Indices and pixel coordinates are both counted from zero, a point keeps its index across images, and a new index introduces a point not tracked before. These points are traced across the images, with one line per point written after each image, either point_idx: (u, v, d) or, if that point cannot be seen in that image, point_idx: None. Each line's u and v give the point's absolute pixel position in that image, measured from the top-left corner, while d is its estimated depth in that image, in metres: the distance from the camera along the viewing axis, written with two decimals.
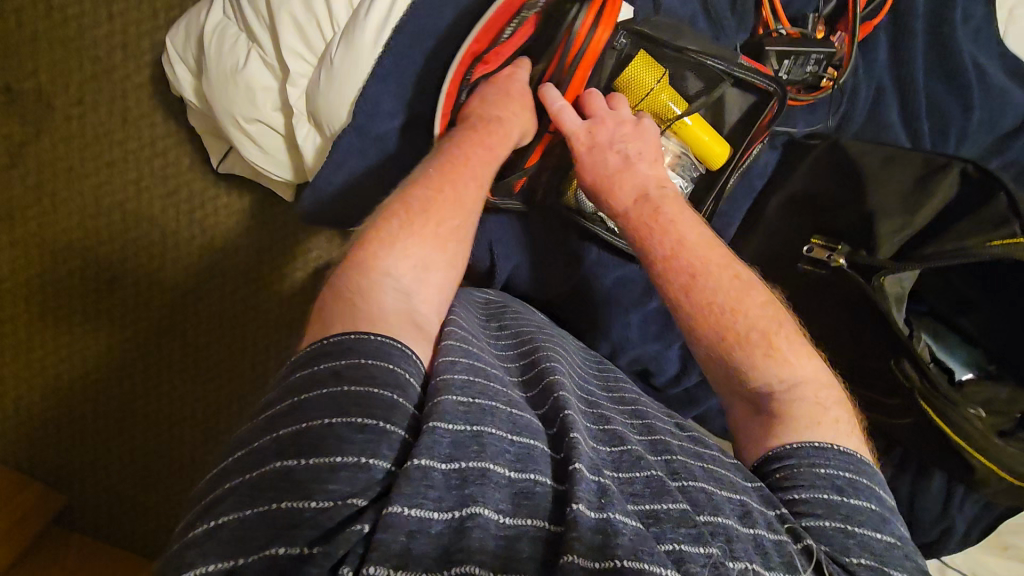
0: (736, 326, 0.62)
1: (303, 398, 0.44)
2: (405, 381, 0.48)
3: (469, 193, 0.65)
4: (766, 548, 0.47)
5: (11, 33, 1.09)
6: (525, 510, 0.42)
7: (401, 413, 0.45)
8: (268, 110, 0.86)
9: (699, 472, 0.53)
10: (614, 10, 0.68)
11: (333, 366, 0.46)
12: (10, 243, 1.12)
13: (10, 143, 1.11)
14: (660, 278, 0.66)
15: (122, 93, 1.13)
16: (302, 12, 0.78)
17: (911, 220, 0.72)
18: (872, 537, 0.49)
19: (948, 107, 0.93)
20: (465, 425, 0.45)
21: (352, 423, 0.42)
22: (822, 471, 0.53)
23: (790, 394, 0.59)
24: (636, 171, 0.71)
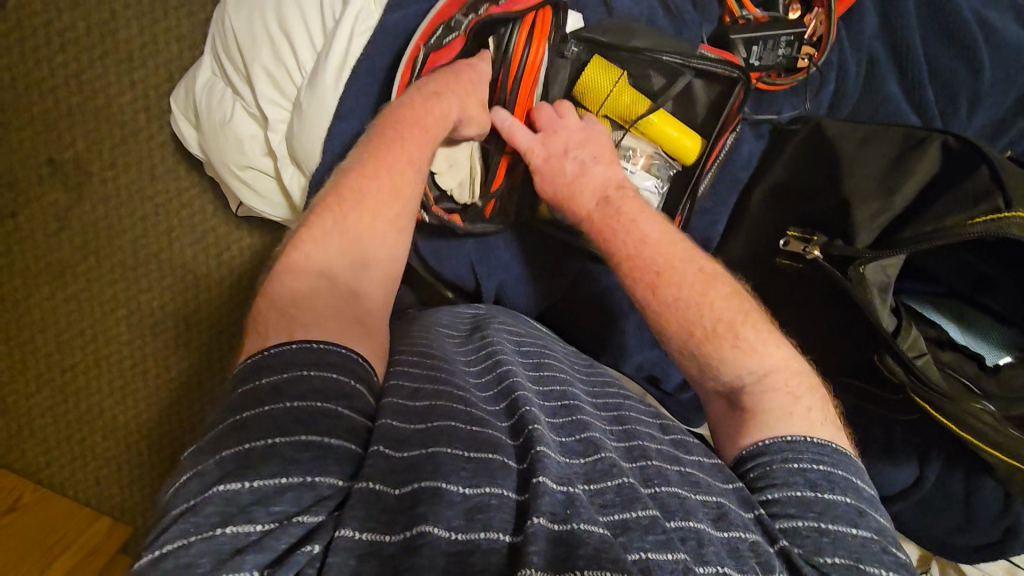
0: (702, 322, 0.59)
1: (248, 418, 0.43)
2: (350, 391, 0.47)
3: (407, 181, 0.65)
4: (740, 551, 0.43)
5: (51, 111, 1.21)
6: (479, 523, 0.40)
7: (344, 425, 0.45)
8: (257, 156, 0.90)
9: (673, 478, 0.49)
10: (546, 28, 0.69)
11: (274, 380, 0.46)
12: (66, 297, 1.25)
13: (60, 210, 1.23)
14: (626, 279, 0.64)
15: (149, 152, 1.23)
16: (272, 63, 0.82)
17: (888, 204, 0.67)
18: (846, 533, 0.45)
19: (955, 72, 0.86)
20: (420, 448, 0.45)
21: (296, 442, 0.42)
22: (794, 466, 0.50)
23: (760, 386, 0.56)
24: (593, 175, 0.70)
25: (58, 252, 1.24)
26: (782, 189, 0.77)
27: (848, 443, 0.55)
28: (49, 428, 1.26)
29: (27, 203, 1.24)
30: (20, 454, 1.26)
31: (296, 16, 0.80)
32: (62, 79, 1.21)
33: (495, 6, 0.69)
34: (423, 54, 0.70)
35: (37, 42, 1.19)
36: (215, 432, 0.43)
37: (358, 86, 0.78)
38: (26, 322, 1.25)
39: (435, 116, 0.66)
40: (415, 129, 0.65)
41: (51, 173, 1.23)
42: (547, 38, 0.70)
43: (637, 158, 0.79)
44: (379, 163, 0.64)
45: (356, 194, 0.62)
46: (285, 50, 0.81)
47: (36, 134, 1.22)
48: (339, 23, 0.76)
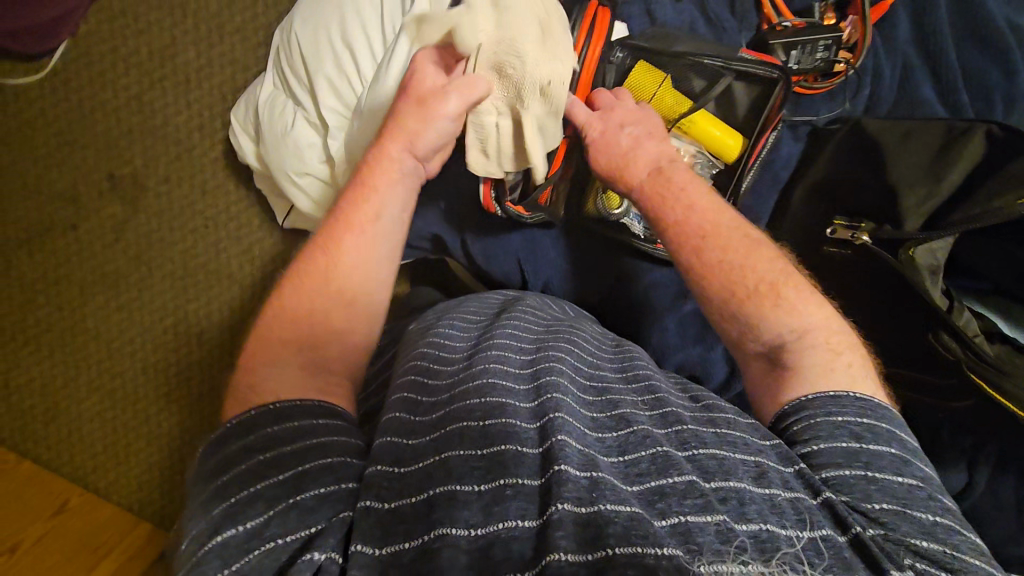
0: (746, 281, 0.61)
1: (230, 477, 0.48)
2: (310, 426, 0.52)
3: (356, 249, 0.67)
4: (782, 508, 0.45)
5: (114, 130, 1.31)
6: (497, 516, 0.43)
7: (309, 454, 0.49)
8: (314, 162, 0.95)
9: (709, 439, 0.52)
10: (603, 27, 0.73)
11: (241, 442, 0.50)
12: (118, 306, 1.32)
13: (115, 223, 1.31)
14: (672, 242, 0.66)
15: (201, 167, 1.30)
16: (335, 73, 0.88)
17: (937, 189, 0.70)
18: (892, 481, 0.47)
19: (989, 75, 0.89)
20: (432, 457, 0.48)
21: (273, 482, 0.47)
22: (838, 420, 0.52)
23: (801, 342, 0.59)
24: (646, 148, 0.72)
25: (114, 262, 1.31)
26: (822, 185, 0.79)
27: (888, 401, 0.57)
28: (98, 434, 1.31)
29: (86, 216, 1.31)
30: (71, 462, 1.31)
31: (359, 31, 0.86)
32: (125, 100, 1.30)
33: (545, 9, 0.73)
34: None
35: (105, 67, 1.29)
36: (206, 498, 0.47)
37: None
38: (82, 333, 1.32)
39: (387, 173, 0.70)
40: (362, 195, 0.69)
41: (111, 187, 1.31)
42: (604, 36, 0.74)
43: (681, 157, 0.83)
44: (327, 237, 0.67)
45: (308, 267, 0.66)
46: (347, 61, 0.87)
47: (99, 152, 1.31)
48: (398, 35, 0.82)
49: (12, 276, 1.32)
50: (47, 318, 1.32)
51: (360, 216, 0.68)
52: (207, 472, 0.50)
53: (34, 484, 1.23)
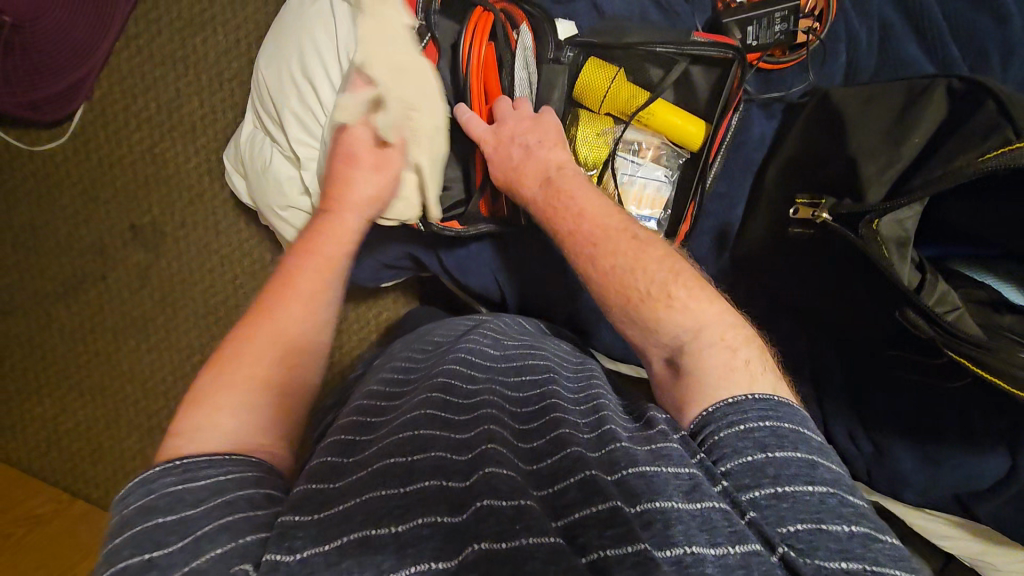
0: (637, 284, 0.60)
1: (129, 537, 0.41)
2: (226, 481, 0.45)
3: (295, 313, 0.60)
4: (713, 521, 0.42)
5: (131, 183, 1.39)
6: (410, 558, 0.39)
7: (210, 514, 0.42)
8: (295, 195, 0.98)
9: (641, 455, 0.47)
10: (484, 27, 0.75)
11: (144, 501, 0.43)
12: (149, 349, 1.39)
13: (140, 270, 1.39)
14: (570, 256, 0.66)
15: (211, 209, 1.37)
16: (301, 109, 0.91)
17: (897, 153, 0.63)
18: (803, 492, 0.43)
19: (980, 26, 0.81)
20: (343, 504, 0.43)
21: (171, 550, 0.40)
22: (742, 429, 0.47)
23: (696, 343, 0.56)
24: (536, 158, 0.71)
25: (141, 307, 1.39)
26: (793, 163, 0.74)
27: (792, 396, 0.54)
28: (138, 471, 1.39)
29: (112, 266, 1.40)
30: (116, 497, 1.40)
31: (317, 66, 0.89)
32: (139, 154, 1.38)
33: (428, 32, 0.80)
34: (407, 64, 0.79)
35: (118, 126, 1.38)
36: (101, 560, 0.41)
37: None
38: (116, 375, 1.40)
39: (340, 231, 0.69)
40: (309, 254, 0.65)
41: (133, 237, 1.39)
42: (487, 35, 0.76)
43: (643, 150, 0.81)
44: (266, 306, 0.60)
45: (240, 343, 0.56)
46: (311, 96, 0.90)
47: (119, 205, 1.39)
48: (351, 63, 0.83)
49: (52, 327, 1.42)
50: (86, 363, 1.41)
51: (296, 287, 0.61)
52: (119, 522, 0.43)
53: (87, 521, 1.31)
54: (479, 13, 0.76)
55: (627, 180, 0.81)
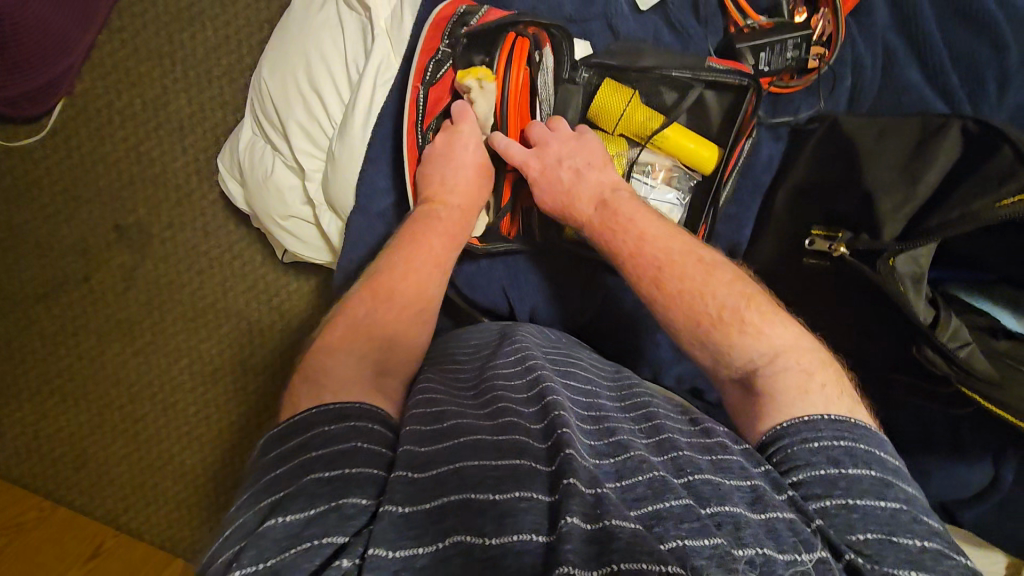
0: (708, 309, 0.61)
1: (281, 471, 0.45)
2: (367, 429, 0.49)
3: (425, 267, 0.70)
4: (778, 531, 0.42)
5: (116, 182, 1.34)
6: (510, 528, 0.39)
7: (355, 455, 0.46)
8: (298, 206, 0.97)
9: (705, 465, 0.49)
10: (522, 53, 0.76)
11: (301, 439, 0.47)
12: (136, 351, 1.35)
13: (126, 270, 1.34)
14: (632, 276, 0.67)
15: (201, 211, 1.33)
16: (306, 120, 0.89)
17: (915, 191, 0.65)
18: (875, 506, 0.44)
19: (979, 55, 0.83)
20: (442, 466, 0.45)
21: (320, 479, 0.43)
22: (816, 446, 0.49)
23: (774, 367, 0.56)
24: (587, 180, 0.73)
25: (128, 310, 1.35)
26: (804, 189, 0.76)
27: (869, 418, 0.54)
28: (124, 476, 1.34)
29: (98, 267, 1.35)
30: (102, 502, 1.34)
31: (324, 75, 0.87)
32: (123, 151, 1.34)
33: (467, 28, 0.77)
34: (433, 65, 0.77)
35: (101, 123, 1.33)
36: (259, 485, 0.45)
37: (379, 135, 0.83)
38: (105, 379, 1.36)
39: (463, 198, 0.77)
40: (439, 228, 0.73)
41: (119, 236, 1.34)
42: (524, 61, 0.76)
43: (656, 173, 0.82)
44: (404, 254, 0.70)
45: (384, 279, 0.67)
46: (317, 108, 0.88)
47: (104, 205, 1.34)
48: (363, 75, 0.82)
49: (32, 331, 1.37)
50: (69, 367, 1.36)
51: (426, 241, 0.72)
52: (263, 467, 0.47)
53: (70, 529, 1.27)
54: (513, 38, 0.76)
55: None
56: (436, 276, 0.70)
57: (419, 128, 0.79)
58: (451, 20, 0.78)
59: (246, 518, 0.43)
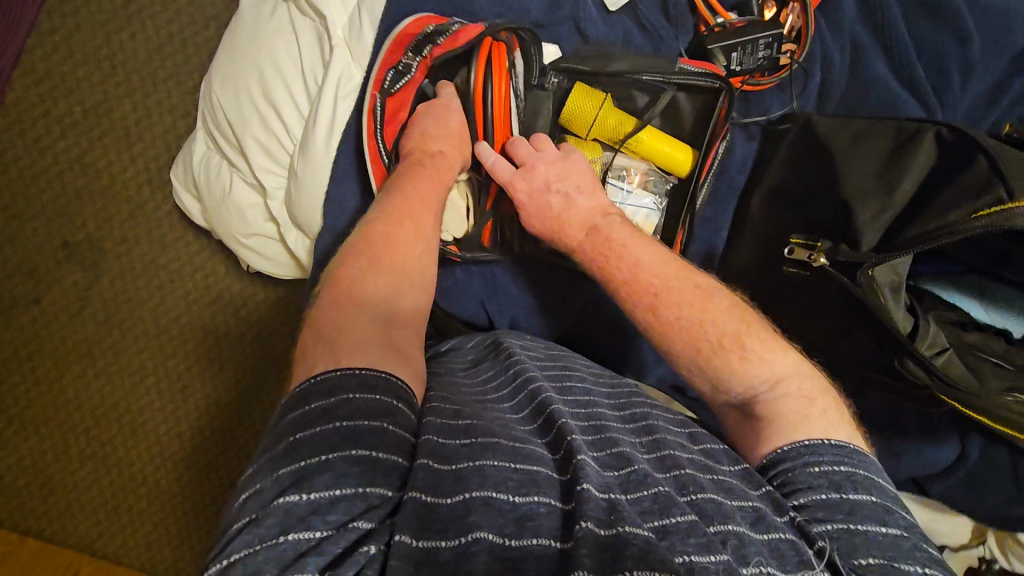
0: (707, 336, 0.61)
1: (298, 441, 0.41)
2: (394, 408, 0.45)
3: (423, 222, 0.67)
4: (782, 551, 0.43)
5: (61, 195, 1.25)
6: (530, 530, 0.38)
7: (385, 438, 0.42)
8: (261, 223, 0.92)
9: (707, 484, 0.47)
10: (501, 62, 0.73)
11: (322, 404, 0.43)
12: (97, 373, 1.24)
13: (80, 290, 1.24)
14: (626, 301, 0.66)
15: (159, 223, 1.25)
16: (264, 136, 0.84)
17: (890, 202, 0.64)
18: (876, 532, 0.44)
19: (943, 48, 0.83)
20: (465, 463, 0.42)
21: (346, 457, 0.40)
22: (817, 470, 0.49)
23: (775, 393, 0.56)
24: (578, 207, 0.72)
25: (84, 330, 1.24)
26: (780, 191, 0.76)
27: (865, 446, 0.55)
28: (93, 499, 1.25)
29: (46, 287, 1.25)
30: (74, 528, 1.25)
31: (280, 89, 0.82)
32: (67, 164, 1.24)
33: (437, 45, 0.72)
34: (392, 75, 0.73)
35: (41, 133, 1.24)
36: (269, 456, 0.41)
37: (346, 151, 0.78)
38: (63, 403, 1.25)
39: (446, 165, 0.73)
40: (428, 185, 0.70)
41: (68, 254, 1.25)
42: (505, 70, 0.74)
43: (632, 176, 0.81)
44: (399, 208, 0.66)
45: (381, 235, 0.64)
46: (275, 122, 0.83)
47: (51, 221, 1.25)
48: (322, 87, 0.77)
49: None
50: (26, 393, 1.25)
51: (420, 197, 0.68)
52: (277, 433, 0.43)
53: (39, 559, 1.18)
54: (490, 46, 0.73)
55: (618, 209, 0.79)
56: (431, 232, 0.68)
57: (379, 134, 0.74)
58: (415, 38, 0.73)
59: (264, 481, 0.39)
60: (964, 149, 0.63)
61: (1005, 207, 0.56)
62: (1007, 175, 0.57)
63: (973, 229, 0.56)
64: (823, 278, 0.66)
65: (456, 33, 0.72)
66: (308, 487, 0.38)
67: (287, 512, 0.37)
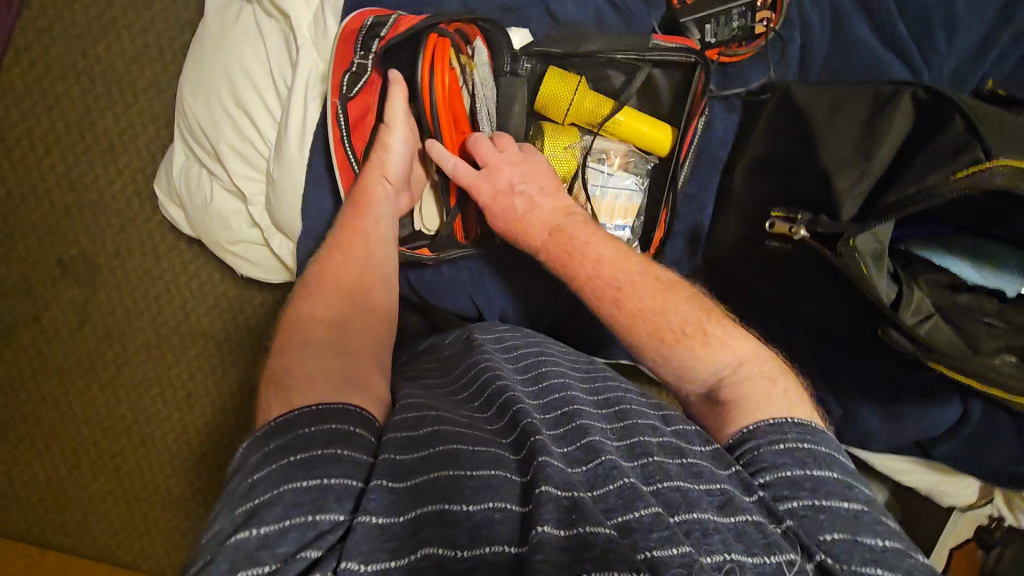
0: (670, 323, 0.61)
1: (261, 475, 0.42)
2: (351, 433, 0.46)
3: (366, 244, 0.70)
4: (749, 535, 0.42)
5: (51, 213, 1.23)
6: (483, 539, 0.38)
7: (339, 464, 0.42)
8: (245, 229, 0.91)
9: (675, 471, 0.47)
10: (446, 56, 0.70)
11: (279, 441, 0.44)
12: (101, 387, 1.25)
13: (77, 306, 1.24)
14: (590, 295, 0.66)
15: (149, 234, 1.23)
16: (239, 141, 0.84)
17: (869, 167, 0.63)
18: (839, 507, 0.45)
19: (925, 5, 0.81)
20: (422, 475, 0.42)
21: (298, 487, 0.40)
22: (781, 447, 0.49)
23: (736, 374, 0.57)
24: (541, 208, 0.71)
25: (85, 345, 1.25)
26: (762, 163, 0.74)
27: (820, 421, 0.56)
28: (110, 510, 1.27)
29: (45, 305, 1.24)
30: (94, 539, 1.27)
31: (251, 93, 0.82)
32: (53, 181, 1.23)
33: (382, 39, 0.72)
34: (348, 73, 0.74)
35: (25, 151, 1.22)
36: (228, 500, 0.42)
37: (319, 152, 0.78)
38: (70, 418, 1.26)
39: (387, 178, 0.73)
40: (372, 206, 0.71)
41: (63, 272, 1.24)
42: (450, 64, 0.70)
43: (611, 159, 0.80)
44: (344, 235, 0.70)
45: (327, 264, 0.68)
46: (249, 127, 0.83)
47: (44, 239, 1.23)
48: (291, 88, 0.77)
49: None
50: (34, 410, 1.25)
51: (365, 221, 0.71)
52: (242, 468, 0.44)
53: None
54: (434, 39, 0.70)
55: (599, 192, 0.79)
56: (377, 253, 0.70)
57: (346, 139, 0.75)
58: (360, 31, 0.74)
59: (222, 523, 0.40)
60: (947, 111, 0.62)
61: (981, 167, 0.55)
62: (981, 135, 0.57)
63: (950, 190, 0.55)
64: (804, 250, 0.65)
65: (396, 24, 0.73)
66: (259, 524, 0.38)
67: (237, 550, 0.37)
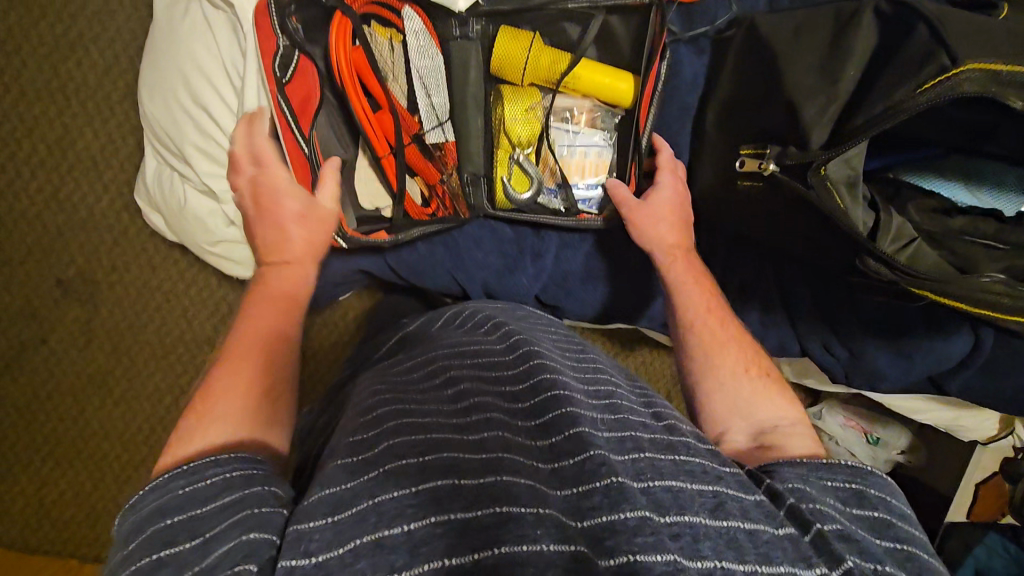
0: (758, 360, 0.67)
1: (138, 541, 0.41)
2: (241, 478, 0.46)
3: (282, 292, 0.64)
4: (739, 540, 0.41)
5: (43, 235, 1.23)
6: (423, 558, 0.37)
7: (214, 517, 0.43)
8: (223, 229, 0.90)
9: (666, 467, 0.46)
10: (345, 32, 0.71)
11: (153, 504, 0.44)
12: (116, 403, 1.27)
13: (81, 327, 1.25)
14: (686, 311, 0.70)
15: (143, 246, 1.24)
16: (203, 140, 0.83)
17: (836, 92, 0.60)
18: (872, 542, 0.45)
19: None
20: (364, 501, 0.42)
21: (182, 549, 0.40)
22: (828, 482, 0.50)
23: (791, 426, 0.62)
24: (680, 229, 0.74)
25: (95, 363, 1.26)
26: (731, 104, 0.71)
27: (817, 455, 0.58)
28: None
29: (51, 330, 1.25)
30: None
31: (208, 90, 0.81)
32: (41, 205, 1.22)
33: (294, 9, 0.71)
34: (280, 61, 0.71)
35: (8, 177, 1.21)
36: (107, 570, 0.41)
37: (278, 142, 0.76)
38: (89, 437, 1.27)
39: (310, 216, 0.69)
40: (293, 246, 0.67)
41: (63, 294, 1.24)
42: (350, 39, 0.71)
43: (577, 117, 0.79)
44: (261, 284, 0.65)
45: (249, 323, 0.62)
46: (211, 123, 0.82)
47: (39, 263, 1.23)
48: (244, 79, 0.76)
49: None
50: (55, 432, 1.27)
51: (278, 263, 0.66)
52: (119, 541, 0.43)
53: None
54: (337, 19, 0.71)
55: (566, 152, 0.79)
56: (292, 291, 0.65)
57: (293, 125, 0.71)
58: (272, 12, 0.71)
59: None
60: (912, 24, 0.58)
61: (949, 74, 0.53)
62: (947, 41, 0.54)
63: (917, 105, 0.53)
64: (777, 187, 0.64)
65: None
66: None
67: None
